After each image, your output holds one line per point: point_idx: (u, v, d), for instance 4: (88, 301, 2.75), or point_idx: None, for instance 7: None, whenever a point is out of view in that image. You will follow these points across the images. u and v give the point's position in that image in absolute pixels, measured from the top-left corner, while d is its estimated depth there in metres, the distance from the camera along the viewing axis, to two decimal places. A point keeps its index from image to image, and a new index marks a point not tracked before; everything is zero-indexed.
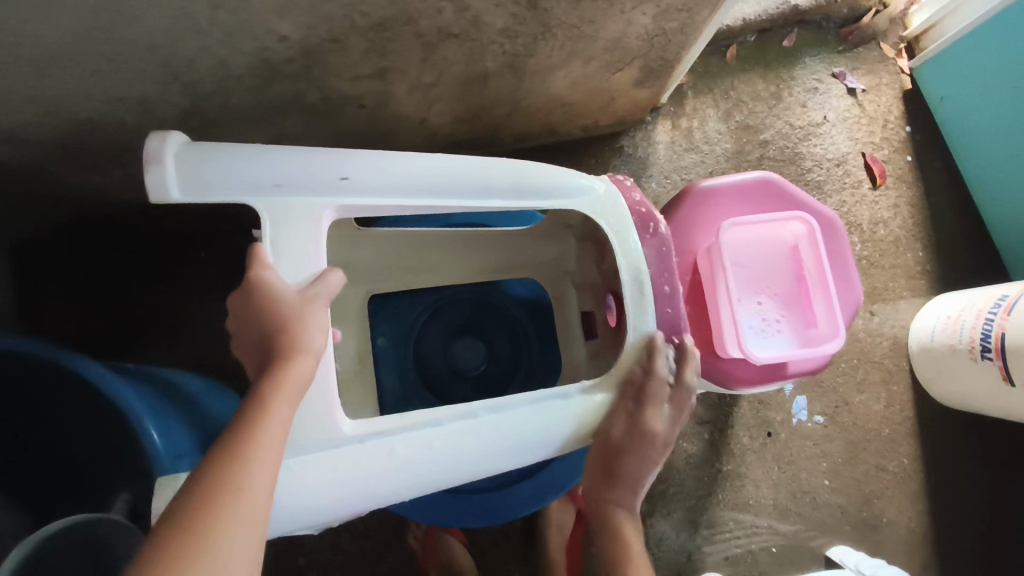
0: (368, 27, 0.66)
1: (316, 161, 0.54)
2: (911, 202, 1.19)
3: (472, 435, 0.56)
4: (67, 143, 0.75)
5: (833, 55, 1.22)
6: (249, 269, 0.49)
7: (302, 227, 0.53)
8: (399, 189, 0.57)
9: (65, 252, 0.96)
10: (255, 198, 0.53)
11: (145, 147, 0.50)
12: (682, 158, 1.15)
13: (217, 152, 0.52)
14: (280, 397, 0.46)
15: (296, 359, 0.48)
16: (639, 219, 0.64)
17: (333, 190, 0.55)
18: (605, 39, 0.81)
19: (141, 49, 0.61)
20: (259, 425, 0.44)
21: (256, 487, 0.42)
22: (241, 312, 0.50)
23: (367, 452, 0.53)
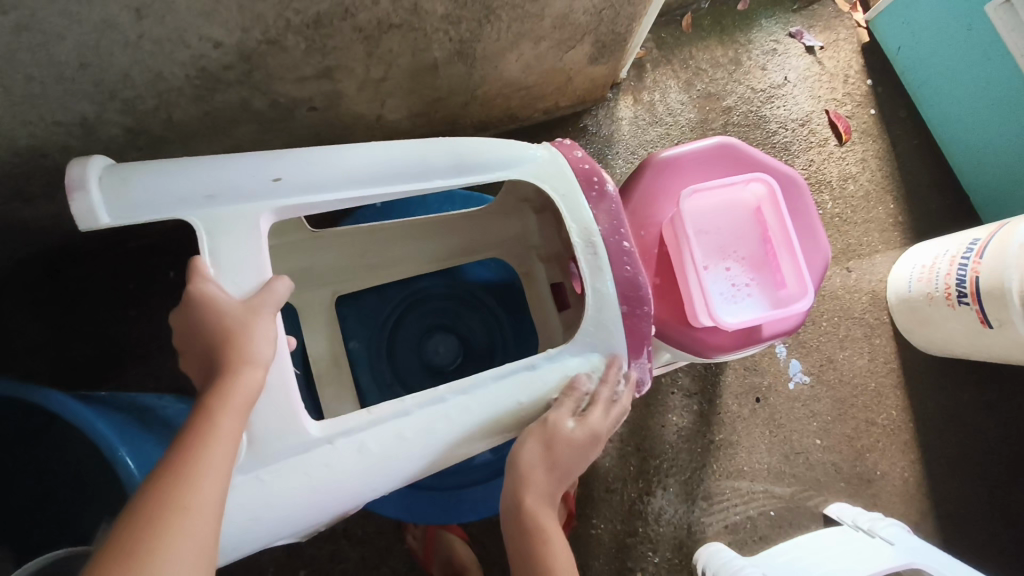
0: (304, 25, 0.64)
1: (246, 166, 0.53)
2: (877, 155, 1.18)
3: (443, 420, 0.55)
4: (11, 174, 0.73)
5: (788, 14, 1.21)
6: (189, 284, 0.48)
7: (240, 234, 0.52)
8: (339, 182, 0.56)
9: (30, 286, 0.95)
10: (187, 210, 0.51)
11: (67, 175, 0.48)
12: (647, 133, 1.14)
13: (143, 171, 0.51)
14: (229, 411, 0.44)
15: (243, 370, 0.46)
16: (583, 178, 0.63)
17: (269, 193, 0.53)
18: (552, 16, 0.80)
19: (71, 68, 0.59)
20: (207, 441, 0.43)
21: (206, 503, 0.41)
22: (186, 329, 0.48)
23: (337, 452, 0.51)
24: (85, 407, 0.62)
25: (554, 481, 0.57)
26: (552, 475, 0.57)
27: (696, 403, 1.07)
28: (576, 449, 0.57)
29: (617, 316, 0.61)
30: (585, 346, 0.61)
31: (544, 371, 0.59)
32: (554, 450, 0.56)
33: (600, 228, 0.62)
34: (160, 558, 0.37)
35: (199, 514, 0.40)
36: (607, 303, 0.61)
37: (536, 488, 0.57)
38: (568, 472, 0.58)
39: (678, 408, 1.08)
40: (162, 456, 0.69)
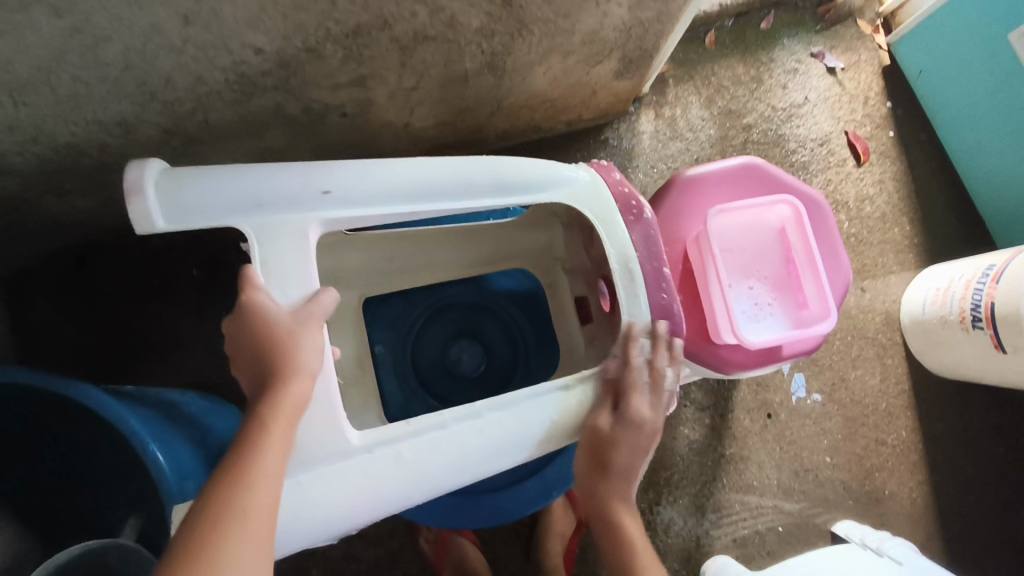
0: (344, 35, 0.66)
1: (296, 176, 0.54)
2: (895, 177, 1.19)
3: (477, 434, 0.56)
4: (49, 170, 0.75)
5: (810, 35, 1.22)
6: (242, 293, 0.49)
7: (289, 246, 0.53)
8: (385, 197, 0.57)
9: (57, 278, 0.97)
10: (239, 218, 0.52)
11: (125, 177, 0.49)
12: (667, 147, 1.15)
13: (197, 174, 0.52)
14: (279, 419, 0.46)
15: (292, 380, 0.48)
16: (622, 203, 0.65)
17: (317, 205, 0.54)
18: (582, 33, 0.81)
19: (117, 70, 0.60)
20: (260, 448, 0.44)
21: (264, 504, 0.43)
22: (235, 337, 0.50)
23: (376, 460, 0.52)
24: (116, 402, 0.64)
25: (619, 479, 0.61)
26: (620, 475, 0.60)
27: (708, 416, 1.08)
28: (629, 448, 0.59)
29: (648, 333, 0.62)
30: None
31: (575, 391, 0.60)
32: (610, 456, 0.59)
33: (636, 254, 0.63)
34: (224, 557, 0.39)
35: (257, 518, 0.42)
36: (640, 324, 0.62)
37: (611, 482, 0.61)
38: (627, 475, 0.61)
39: (689, 420, 1.08)
40: (188, 451, 0.70)
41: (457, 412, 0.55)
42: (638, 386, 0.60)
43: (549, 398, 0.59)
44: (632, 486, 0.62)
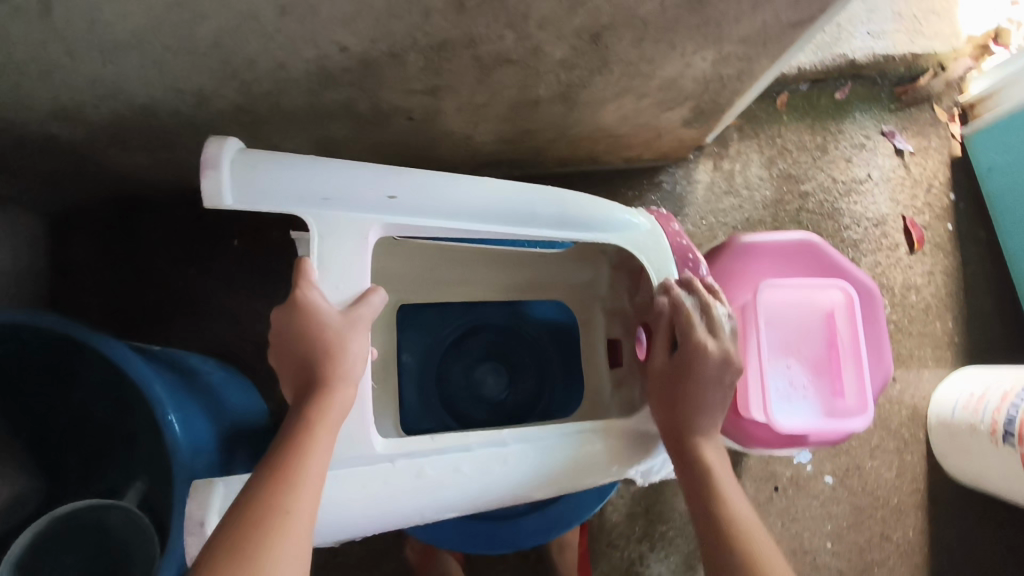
0: (429, 47, 0.66)
1: (366, 177, 0.54)
2: (946, 270, 1.17)
3: (500, 462, 0.55)
4: (119, 125, 0.76)
5: (884, 112, 1.20)
6: (295, 286, 0.50)
7: (348, 245, 0.53)
8: (448, 211, 0.57)
9: (106, 225, 1.01)
10: (304, 210, 0.53)
11: (202, 152, 0.49)
12: (720, 201, 1.14)
13: (270, 159, 0.51)
14: (323, 425, 0.47)
15: (337, 389, 0.49)
16: (679, 257, 0.66)
17: (382, 209, 0.55)
18: (660, 79, 0.81)
19: (206, 46, 0.61)
20: (305, 452, 0.46)
21: (304, 511, 0.44)
22: (282, 332, 0.50)
23: (396, 472, 0.52)
24: (145, 364, 0.64)
25: (698, 413, 0.58)
26: (698, 410, 0.58)
27: None
28: (699, 376, 0.58)
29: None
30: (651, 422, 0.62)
31: (601, 437, 0.59)
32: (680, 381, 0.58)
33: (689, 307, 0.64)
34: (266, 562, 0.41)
35: (298, 525, 0.43)
36: None
37: (691, 419, 0.58)
38: (704, 409, 0.58)
39: None
40: (201, 416, 0.71)
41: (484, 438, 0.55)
42: (690, 324, 0.59)
43: (574, 441, 0.58)
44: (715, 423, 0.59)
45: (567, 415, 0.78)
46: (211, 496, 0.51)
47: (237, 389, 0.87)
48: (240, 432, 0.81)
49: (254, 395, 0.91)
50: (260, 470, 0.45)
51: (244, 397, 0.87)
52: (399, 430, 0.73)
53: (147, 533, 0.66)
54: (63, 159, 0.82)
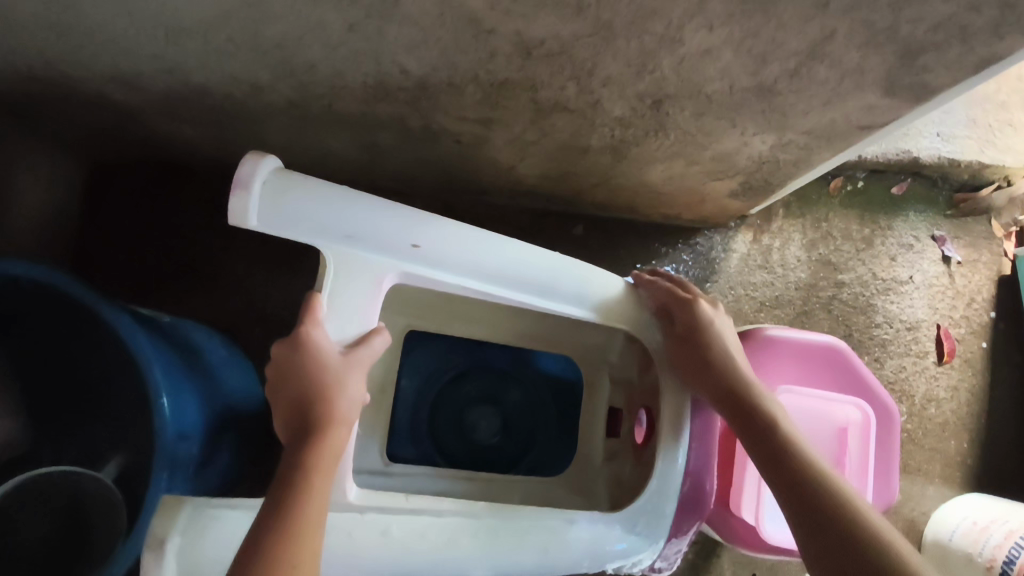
0: (489, 83, 0.65)
1: (393, 222, 0.55)
2: (971, 389, 1.13)
3: (468, 534, 0.54)
4: (172, 98, 0.76)
5: (937, 216, 1.17)
6: (301, 325, 0.51)
7: (361, 286, 0.55)
8: (467, 268, 0.58)
9: (147, 187, 1.02)
10: (325, 244, 0.53)
11: (239, 170, 0.50)
12: (752, 274, 1.11)
13: (303, 189, 0.53)
14: (321, 469, 0.49)
15: (334, 430, 0.50)
16: None
17: (402, 256, 0.56)
18: (715, 151, 0.79)
19: (270, 45, 0.61)
20: (303, 503, 0.47)
21: (309, 559, 0.46)
22: (283, 369, 0.51)
23: (363, 524, 0.52)
24: (146, 341, 0.63)
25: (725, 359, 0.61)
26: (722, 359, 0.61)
27: (691, 553, 1.03)
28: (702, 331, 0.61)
29: (668, 499, 0.60)
30: (633, 526, 0.60)
31: (581, 530, 0.57)
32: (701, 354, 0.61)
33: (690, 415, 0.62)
34: None
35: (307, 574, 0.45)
36: (667, 486, 0.60)
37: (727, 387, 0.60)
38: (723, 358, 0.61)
39: None
40: (193, 405, 0.71)
41: (456, 508, 0.54)
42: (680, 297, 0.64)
43: (550, 529, 0.57)
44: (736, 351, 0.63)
45: (553, 473, 0.77)
46: (177, 515, 0.50)
47: (240, 371, 0.86)
48: (230, 417, 0.82)
49: (254, 382, 0.91)
50: (264, 515, 0.46)
51: (246, 380, 0.88)
52: (384, 453, 0.72)
53: (117, 503, 0.68)
54: (114, 117, 0.83)
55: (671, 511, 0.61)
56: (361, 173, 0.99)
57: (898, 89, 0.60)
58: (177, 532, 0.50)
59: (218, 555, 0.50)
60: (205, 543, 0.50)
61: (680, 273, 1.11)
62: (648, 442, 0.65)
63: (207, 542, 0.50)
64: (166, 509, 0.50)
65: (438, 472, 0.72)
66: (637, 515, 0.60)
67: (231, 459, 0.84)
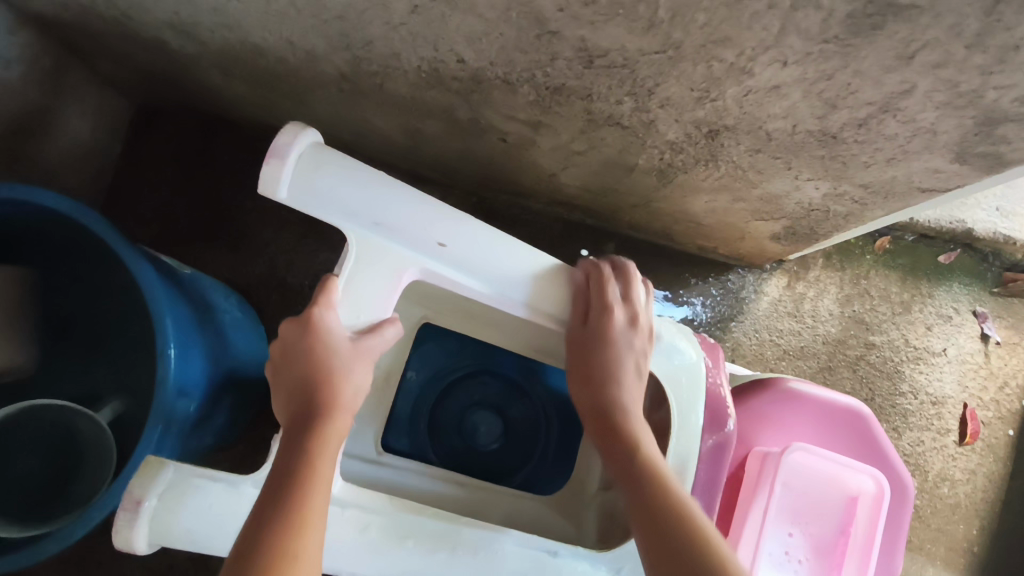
0: (545, 86, 0.64)
1: (422, 217, 0.54)
2: (989, 475, 1.08)
3: (447, 549, 0.53)
4: (227, 53, 0.76)
5: (982, 292, 1.12)
6: (314, 305, 0.50)
7: (382, 276, 0.54)
8: (488, 274, 0.56)
9: (191, 138, 1.03)
10: (352, 227, 0.53)
11: (276, 140, 0.50)
12: (780, 320, 1.08)
13: (337, 170, 0.52)
14: (325, 456, 0.48)
15: (336, 417, 0.50)
16: (713, 412, 0.61)
17: (427, 252, 0.55)
18: (764, 191, 0.76)
19: (330, 15, 0.60)
20: (307, 488, 0.46)
21: (311, 547, 0.45)
22: (290, 349, 0.51)
23: (341, 518, 0.51)
24: (160, 290, 0.63)
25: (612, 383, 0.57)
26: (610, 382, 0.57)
27: None
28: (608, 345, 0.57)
29: None
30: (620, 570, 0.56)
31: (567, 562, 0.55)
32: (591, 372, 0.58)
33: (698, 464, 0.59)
34: None
35: (305, 564, 0.44)
36: None
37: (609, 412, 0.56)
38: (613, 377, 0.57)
39: None
40: (198, 362, 0.70)
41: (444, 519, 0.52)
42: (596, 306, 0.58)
43: (536, 555, 0.54)
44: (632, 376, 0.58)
45: (547, 492, 0.75)
46: (157, 477, 0.49)
47: (246, 334, 0.86)
48: (232, 379, 0.82)
49: (258, 343, 0.90)
50: (263, 500, 0.46)
51: (251, 342, 0.88)
52: (378, 442, 0.70)
53: (107, 452, 0.66)
54: (169, 62, 0.83)
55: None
56: (402, 157, 0.98)
57: (969, 157, 0.57)
58: (155, 495, 0.48)
59: (192, 525, 0.49)
60: (181, 511, 0.49)
61: (707, 307, 1.08)
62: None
63: (182, 510, 0.49)
64: (149, 468, 0.49)
65: (429, 471, 0.70)
66: (624, 558, 0.56)
67: (228, 419, 0.84)
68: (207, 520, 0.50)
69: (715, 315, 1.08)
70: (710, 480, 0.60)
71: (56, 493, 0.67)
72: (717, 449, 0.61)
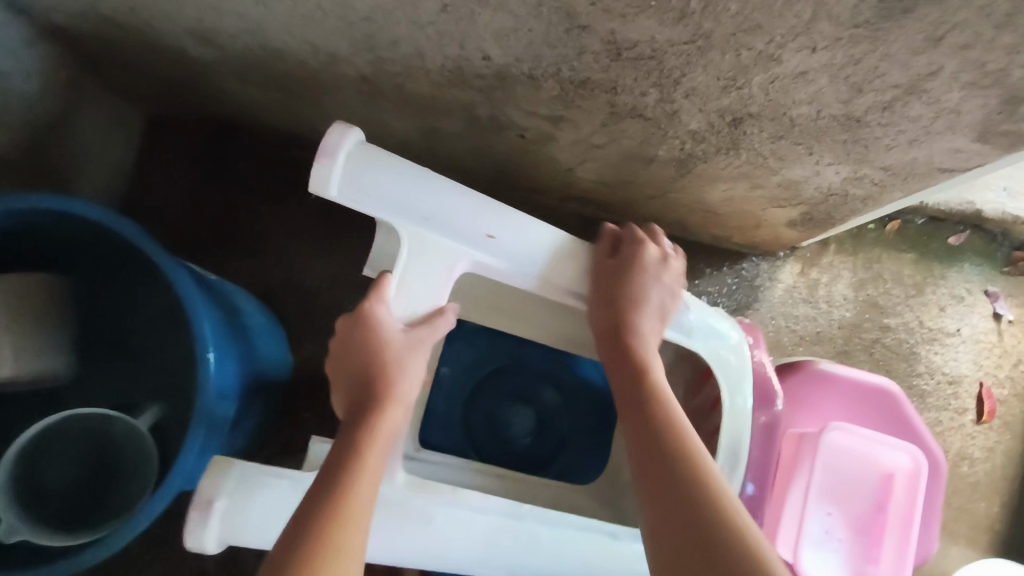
0: (570, 81, 0.64)
1: (473, 210, 0.55)
2: (1008, 452, 1.09)
3: (510, 536, 0.54)
4: (246, 59, 0.76)
5: (993, 272, 1.14)
6: (367, 299, 0.53)
7: (434, 272, 0.56)
8: (536, 265, 0.58)
9: (203, 145, 1.04)
10: (402, 222, 0.54)
11: (326, 138, 0.50)
12: (796, 307, 1.09)
13: (388, 164, 0.52)
14: (373, 448, 0.50)
15: (387, 411, 0.52)
16: (760, 392, 0.65)
17: (477, 245, 0.56)
18: (784, 177, 0.77)
19: (356, 17, 0.60)
20: (356, 471, 0.48)
21: (355, 540, 0.45)
22: (345, 342, 0.55)
23: (407, 510, 0.52)
24: (197, 297, 0.63)
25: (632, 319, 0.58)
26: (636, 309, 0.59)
27: None
28: (638, 274, 0.60)
29: None
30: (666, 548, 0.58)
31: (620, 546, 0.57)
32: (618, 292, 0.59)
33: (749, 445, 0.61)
34: None
35: (347, 556, 0.44)
36: None
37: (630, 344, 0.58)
38: (643, 306, 0.59)
39: None
40: (232, 368, 0.70)
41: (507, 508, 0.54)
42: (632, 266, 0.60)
43: (591, 537, 0.56)
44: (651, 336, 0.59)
45: (583, 483, 0.75)
46: (225, 478, 0.50)
47: (270, 337, 0.87)
48: (260, 383, 0.82)
49: (281, 347, 0.91)
50: (313, 487, 0.47)
51: (274, 345, 0.88)
52: (414, 439, 0.70)
53: (149, 453, 0.68)
54: (185, 70, 0.83)
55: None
56: (417, 158, 0.98)
57: (992, 136, 0.58)
58: (224, 495, 0.49)
59: (261, 523, 0.50)
60: (249, 508, 0.50)
61: (723, 296, 1.09)
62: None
63: (251, 508, 0.50)
64: (214, 469, 0.50)
65: (466, 465, 0.70)
66: None
67: (257, 422, 0.85)
68: (274, 517, 0.50)
69: (732, 304, 1.08)
70: (760, 459, 0.63)
71: (91, 506, 0.67)
72: (769, 427, 0.64)
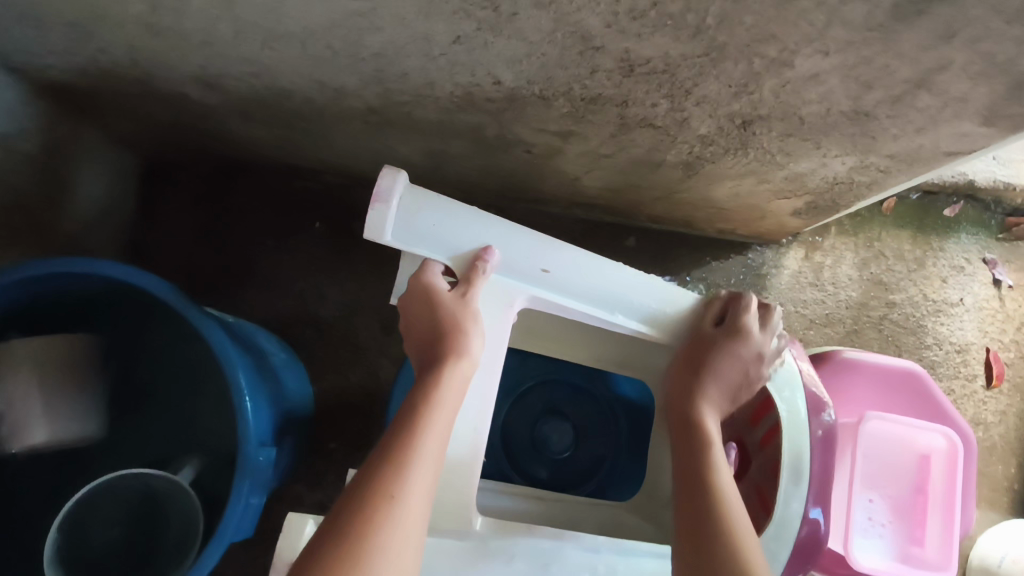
0: (581, 98, 0.65)
1: (524, 248, 0.59)
2: (1020, 414, 1.12)
3: (588, 568, 0.57)
4: (249, 99, 0.76)
5: (989, 240, 1.16)
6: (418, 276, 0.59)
7: (491, 307, 0.59)
8: (585, 292, 0.61)
9: (204, 184, 1.03)
10: (450, 252, 0.57)
11: (379, 184, 0.53)
12: (803, 291, 1.11)
13: (436, 206, 0.56)
14: (437, 403, 0.53)
15: (455, 363, 0.55)
16: (811, 402, 0.64)
17: (532, 280, 0.59)
18: (791, 171, 0.79)
19: (367, 54, 0.61)
20: (417, 428, 0.51)
21: (411, 489, 0.47)
22: (411, 314, 0.61)
23: (486, 551, 0.55)
24: (229, 345, 0.63)
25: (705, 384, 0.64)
26: (713, 382, 0.64)
27: None
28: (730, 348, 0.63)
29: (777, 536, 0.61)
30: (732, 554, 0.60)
31: None
32: (703, 364, 0.64)
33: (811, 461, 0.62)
34: (379, 528, 0.44)
35: (402, 502, 0.46)
36: (787, 519, 0.61)
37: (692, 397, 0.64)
38: (711, 394, 0.64)
39: None
40: (264, 410, 0.70)
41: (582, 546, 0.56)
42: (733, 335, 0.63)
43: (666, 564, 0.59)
44: (721, 393, 0.64)
45: (622, 496, 0.78)
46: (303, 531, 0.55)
47: (293, 368, 0.88)
48: (291, 420, 0.82)
49: (304, 381, 0.91)
50: (381, 446, 0.51)
51: (299, 382, 0.88)
52: None
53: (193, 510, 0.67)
54: (185, 113, 0.83)
55: (784, 558, 0.61)
56: (421, 179, 0.99)
57: (997, 119, 0.60)
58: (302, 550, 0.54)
59: None
60: None
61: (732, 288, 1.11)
62: (740, 477, 0.73)
63: None
64: (292, 525, 0.55)
65: (504, 488, 0.71)
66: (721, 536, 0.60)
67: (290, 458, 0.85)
68: None
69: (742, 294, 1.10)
70: (823, 471, 0.62)
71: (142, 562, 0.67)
72: (826, 439, 0.63)
